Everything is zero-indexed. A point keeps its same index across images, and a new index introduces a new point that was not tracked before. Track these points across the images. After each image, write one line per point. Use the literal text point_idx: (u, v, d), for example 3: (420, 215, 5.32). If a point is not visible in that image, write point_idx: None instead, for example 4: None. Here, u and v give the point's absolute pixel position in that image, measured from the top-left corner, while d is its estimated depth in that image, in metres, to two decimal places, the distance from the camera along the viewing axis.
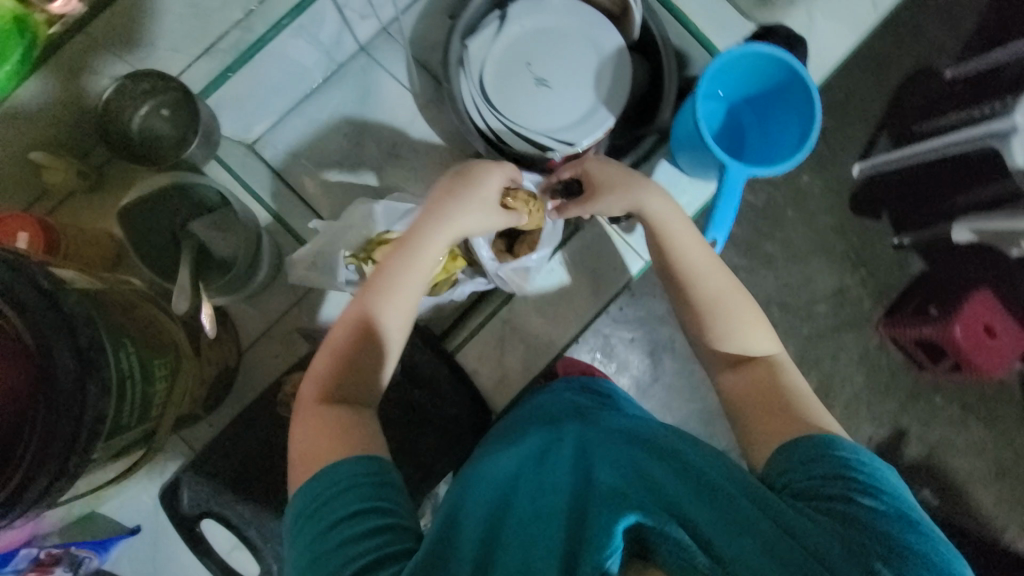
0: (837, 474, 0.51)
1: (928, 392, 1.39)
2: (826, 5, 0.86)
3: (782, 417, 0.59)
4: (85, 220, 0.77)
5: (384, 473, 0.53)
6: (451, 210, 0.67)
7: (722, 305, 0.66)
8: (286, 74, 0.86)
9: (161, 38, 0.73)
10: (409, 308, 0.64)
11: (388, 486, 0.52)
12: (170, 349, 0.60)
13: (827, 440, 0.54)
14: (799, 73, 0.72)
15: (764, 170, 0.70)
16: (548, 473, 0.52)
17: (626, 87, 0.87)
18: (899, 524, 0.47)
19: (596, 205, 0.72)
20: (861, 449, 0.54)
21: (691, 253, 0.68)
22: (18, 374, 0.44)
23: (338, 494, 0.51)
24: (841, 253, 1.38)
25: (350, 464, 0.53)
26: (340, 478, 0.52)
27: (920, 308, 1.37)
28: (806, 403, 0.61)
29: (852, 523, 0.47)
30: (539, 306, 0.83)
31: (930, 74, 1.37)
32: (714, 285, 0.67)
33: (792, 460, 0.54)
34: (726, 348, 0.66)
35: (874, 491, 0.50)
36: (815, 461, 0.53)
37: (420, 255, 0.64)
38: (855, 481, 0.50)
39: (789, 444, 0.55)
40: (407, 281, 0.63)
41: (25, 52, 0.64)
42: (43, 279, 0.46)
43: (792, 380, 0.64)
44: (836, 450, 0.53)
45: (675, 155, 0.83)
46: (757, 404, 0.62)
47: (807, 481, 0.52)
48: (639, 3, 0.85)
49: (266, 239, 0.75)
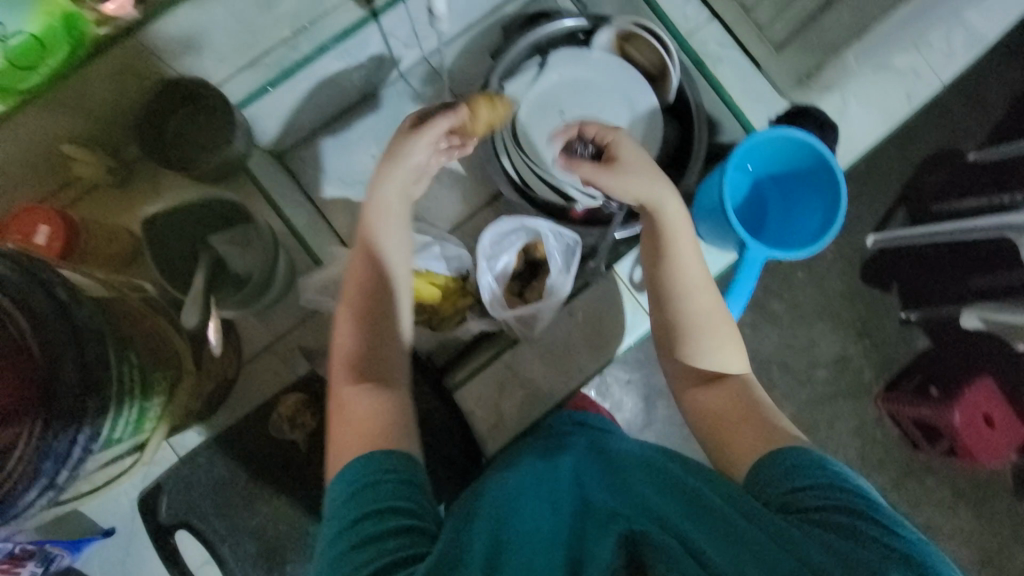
0: (812, 484, 0.52)
1: (920, 471, 1.37)
2: (859, 90, 0.87)
3: (760, 432, 0.60)
4: (110, 215, 0.78)
5: (412, 471, 0.54)
6: (400, 181, 0.68)
7: (702, 321, 0.66)
8: (324, 91, 0.88)
9: (209, 49, 0.72)
10: (406, 238, 0.69)
11: (415, 485, 0.53)
12: (173, 363, 0.60)
13: (796, 450, 0.55)
14: (828, 162, 0.72)
15: (785, 253, 0.71)
16: (549, 493, 0.52)
17: (656, 148, 0.88)
18: (878, 526, 0.48)
19: (620, 178, 0.65)
20: (828, 458, 0.55)
21: (684, 260, 0.67)
22: (22, 384, 0.44)
23: (366, 486, 0.51)
24: (846, 321, 1.38)
25: (378, 457, 0.54)
26: (370, 469, 0.53)
27: (920, 387, 1.35)
28: (768, 414, 0.62)
29: (832, 527, 0.47)
30: (542, 355, 0.81)
31: (953, 156, 1.38)
32: (701, 306, 0.66)
33: (767, 478, 0.54)
34: (705, 365, 0.66)
35: (850, 492, 0.51)
36: (790, 475, 0.53)
37: (389, 200, 0.68)
38: (830, 488, 0.51)
39: (763, 461, 0.56)
40: (394, 220, 0.68)
41: (70, 52, 0.62)
42: (58, 287, 0.47)
43: (755, 393, 0.64)
44: (807, 459, 0.54)
45: (695, 222, 0.83)
46: (734, 428, 0.61)
47: (786, 497, 0.52)
48: (676, 68, 0.87)
49: (283, 257, 0.76)
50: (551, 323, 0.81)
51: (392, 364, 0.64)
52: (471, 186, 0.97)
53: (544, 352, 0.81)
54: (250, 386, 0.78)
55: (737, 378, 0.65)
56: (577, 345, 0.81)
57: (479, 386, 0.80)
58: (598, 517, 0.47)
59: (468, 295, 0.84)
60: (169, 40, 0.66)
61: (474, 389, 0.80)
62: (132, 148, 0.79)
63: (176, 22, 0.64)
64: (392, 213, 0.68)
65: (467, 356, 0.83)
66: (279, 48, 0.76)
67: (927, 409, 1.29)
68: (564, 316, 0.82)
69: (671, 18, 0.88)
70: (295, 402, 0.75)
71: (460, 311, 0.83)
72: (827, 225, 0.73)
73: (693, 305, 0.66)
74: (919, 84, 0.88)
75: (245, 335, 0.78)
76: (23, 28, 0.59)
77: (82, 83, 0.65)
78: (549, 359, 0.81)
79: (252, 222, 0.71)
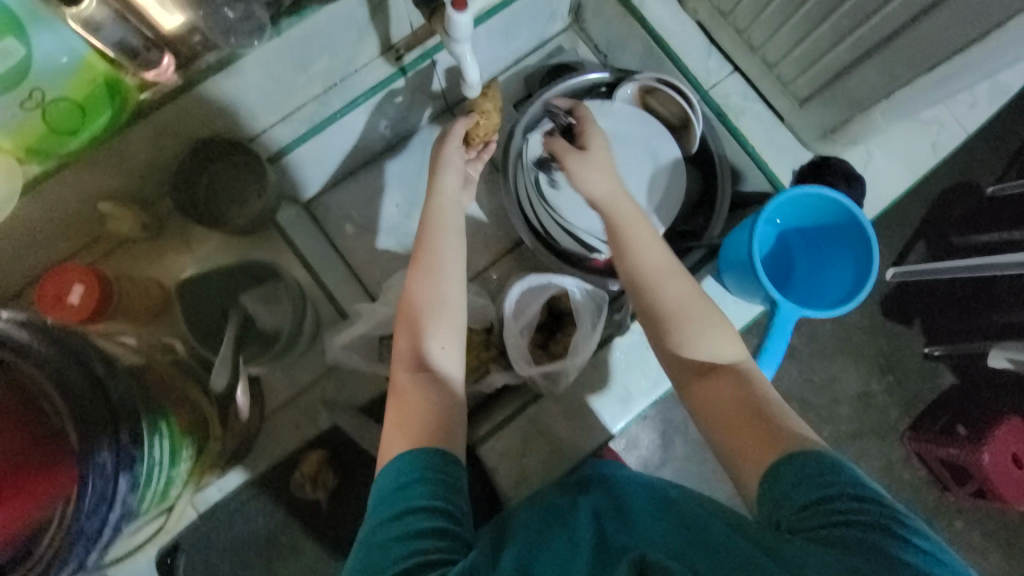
0: (823, 494, 0.47)
1: (949, 513, 1.32)
2: (885, 142, 0.87)
3: (770, 438, 0.54)
4: (140, 268, 0.79)
5: (451, 471, 0.55)
6: (450, 190, 0.75)
7: (677, 309, 0.64)
8: (350, 141, 0.89)
9: (245, 109, 0.73)
10: (457, 243, 0.72)
11: (451, 486, 0.54)
12: (200, 427, 0.60)
13: (805, 458, 0.50)
14: (858, 219, 0.71)
15: (816, 313, 0.70)
16: (564, 530, 0.53)
17: (679, 200, 0.88)
18: (897, 541, 0.42)
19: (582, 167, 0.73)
20: (840, 462, 0.49)
21: (645, 253, 0.68)
22: (55, 469, 0.44)
23: (404, 485, 0.53)
24: (868, 356, 1.35)
25: (418, 455, 0.55)
26: (409, 468, 0.54)
27: (947, 427, 1.29)
28: (778, 414, 0.55)
29: (847, 545, 0.42)
30: (567, 410, 0.79)
31: (973, 189, 1.36)
32: (673, 294, 0.65)
33: (775, 492, 0.49)
34: (692, 352, 0.63)
35: (865, 501, 0.45)
36: (800, 487, 0.48)
37: (438, 208, 0.73)
38: (843, 499, 0.46)
39: (771, 473, 0.51)
40: (446, 226, 0.72)
41: (112, 116, 0.62)
42: (97, 363, 0.47)
43: (760, 388, 0.58)
44: (817, 465, 0.49)
45: (720, 274, 0.82)
46: (738, 428, 0.56)
47: (797, 513, 0.47)
48: (700, 119, 0.87)
49: (310, 309, 0.77)
50: (574, 379, 0.79)
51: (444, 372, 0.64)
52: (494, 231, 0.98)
53: (570, 407, 0.79)
54: (269, 443, 0.75)
55: (729, 365, 0.61)
56: (603, 399, 0.80)
57: (503, 441, 0.78)
58: (615, 555, 0.47)
59: (492, 347, 0.83)
60: (209, 101, 0.68)
61: (498, 445, 0.78)
62: (166, 202, 0.79)
63: (217, 86, 0.66)
64: (444, 237, 0.71)
65: (490, 410, 0.81)
66: (311, 103, 0.79)
67: (955, 449, 1.24)
68: (588, 369, 0.80)
69: (693, 72, 0.89)
70: (317, 462, 0.75)
71: (483, 364, 0.82)
72: (859, 282, 0.72)
73: (666, 295, 0.65)
74: (944, 135, 0.88)
75: (267, 388, 0.77)
76: (63, 94, 0.59)
77: (122, 145, 0.66)
78: (574, 414, 0.79)
79: (281, 279, 0.74)
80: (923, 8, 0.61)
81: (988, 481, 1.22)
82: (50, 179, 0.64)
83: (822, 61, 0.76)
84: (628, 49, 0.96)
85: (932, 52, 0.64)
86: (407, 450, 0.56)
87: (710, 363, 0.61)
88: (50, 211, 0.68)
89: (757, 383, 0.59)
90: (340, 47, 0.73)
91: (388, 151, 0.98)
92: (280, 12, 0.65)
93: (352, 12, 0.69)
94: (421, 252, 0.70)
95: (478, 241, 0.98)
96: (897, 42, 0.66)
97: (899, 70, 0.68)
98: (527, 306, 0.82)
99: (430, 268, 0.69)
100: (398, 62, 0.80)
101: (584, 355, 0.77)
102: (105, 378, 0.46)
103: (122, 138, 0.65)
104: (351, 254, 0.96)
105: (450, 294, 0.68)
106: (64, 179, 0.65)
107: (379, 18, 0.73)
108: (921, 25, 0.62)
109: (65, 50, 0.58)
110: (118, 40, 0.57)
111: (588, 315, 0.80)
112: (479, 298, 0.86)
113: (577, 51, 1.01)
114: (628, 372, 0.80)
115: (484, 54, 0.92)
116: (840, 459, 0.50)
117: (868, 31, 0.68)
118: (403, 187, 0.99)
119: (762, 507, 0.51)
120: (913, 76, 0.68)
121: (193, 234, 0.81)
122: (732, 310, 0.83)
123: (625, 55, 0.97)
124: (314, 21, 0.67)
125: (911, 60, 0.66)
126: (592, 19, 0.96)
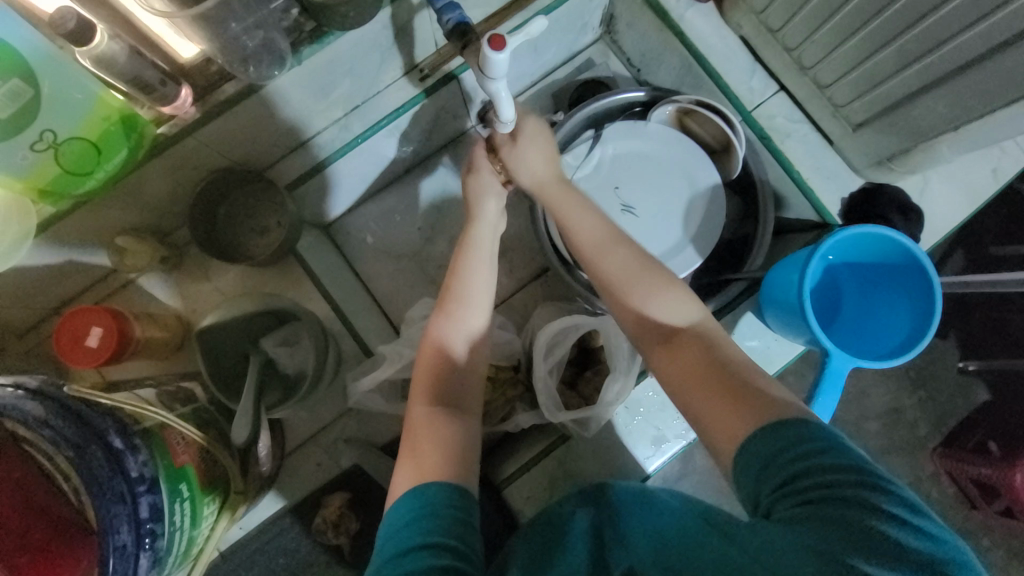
0: (792, 469, 0.43)
1: (976, 533, 1.25)
2: (943, 169, 0.80)
3: (736, 408, 0.50)
4: (162, 302, 0.78)
5: (465, 507, 0.51)
6: (488, 223, 0.70)
7: (621, 281, 0.63)
8: (372, 165, 0.85)
9: (263, 137, 0.69)
10: (488, 275, 0.67)
11: (463, 522, 0.49)
12: (220, 482, 0.58)
13: (770, 430, 0.46)
14: (920, 262, 0.66)
15: (870, 363, 0.65)
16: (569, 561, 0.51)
17: (718, 229, 0.83)
18: (876, 513, 0.39)
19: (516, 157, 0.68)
20: (814, 426, 0.45)
21: (576, 222, 0.66)
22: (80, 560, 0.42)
23: (412, 519, 0.48)
24: (899, 371, 1.26)
25: (429, 488, 0.51)
26: (418, 502, 0.50)
27: (979, 445, 1.22)
28: (746, 370, 0.53)
29: (820, 525, 0.39)
30: (597, 451, 0.76)
31: (1015, 197, 1.22)
32: (615, 263, 0.64)
33: (747, 473, 0.46)
34: (643, 317, 0.61)
35: (840, 471, 0.42)
36: (772, 465, 0.44)
37: (475, 238, 0.69)
38: (815, 472, 0.42)
39: (740, 451, 0.47)
40: (477, 258, 0.67)
41: (128, 152, 0.59)
42: (114, 434, 0.44)
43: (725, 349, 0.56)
44: (790, 437, 0.45)
45: (761, 309, 0.77)
46: (703, 391, 0.53)
47: (772, 494, 0.44)
48: (743, 142, 0.81)
49: (334, 345, 0.75)
50: (607, 421, 0.75)
51: (466, 406, 0.61)
52: (520, 258, 0.95)
53: (599, 449, 0.76)
54: (292, 479, 0.74)
55: (686, 328, 0.59)
56: (634, 440, 0.76)
57: (530, 483, 0.75)
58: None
59: (519, 384, 0.79)
60: (224, 133, 0.64)
61: (524, 487, 0.75)
62: (184, 232, 0.78)
63: (235, 118, 0.63)
64: (475, 269, 0.67)
65: (516, 449, 0.78)
66: (329, 129, 0.74)
67: (987, 469, 1.16)
68: (622, 411, 0.76)
69: (735, 92, 0.84)
70: (340, 507, 0.76)
71: (509, 402, 0.78)
72: (919, 330, 0.66)
73: (607, 269, 0.64)
74: (1008, 160, 0.81)
75: (288, 427, 0.75)
76: (77, 134, 0.54)
77: (137, 182, 0.64)
78: (602, 455, 0.75)
79: (301, 318, 0.71)
80: (1003, 41, 0.55)
81: (1020, 500, 1.15)
82: (66, 218, 0.62)
83: (883, 86, 0.71)
84: (664, 64, 0.89)
85: (1010, 87, 0.58)
86: (411, 487, 0.52)
87: (667, 327, 0.59)
88: (65, 251, 0.67)
89: (720, 343, 0.57)
90: (363, 72, 0.69)
91: (409, 170, 0.94)
92: (300, 39, 0.61)
93: (376, 37, 0.64)
94: (451, 285, 0.66)
95: (502, 266, 0.94)
96: (969, 74, 0.60)
97: (969, 102, 0.63)
98: (557, 346, 0.77)
99: (456, 304, 0.65)
100: (421, 82, 0.75)
101: (621, 401, 0.73)
102: (123, 451, 0.44)
103: (136, 174, 0.62)
104: (372, 278, 0.93)
105: (475, 327, 0.65)
106: (77, 217, 0.63)
107: (403, 41, 0.68)
108: (999, 58, 0.56)
109: (74, 88, 0.52)
110: (133, 75, 0.52)
111: (622, 356, 0.74)
112: (506, 331, 0.83)
113: (608, 65, 0.96)
114: (662, 412, 0.76)
115: (512, 72, 0.87)
116: (813, 421, 0.46)
117: (937, 60, 0.62)
118: (425, 209, 0.95)
119: (740, 486, 0.47)
120: (987, 110, 0.62)
121: (212, 265, 0.80)
122: (775, 347, 0.79)
123: (660, 69, 0.91)
124: (334, 48, 0.62)
125: (985, 93, 0.61)
126: (624, 31, 0.91)
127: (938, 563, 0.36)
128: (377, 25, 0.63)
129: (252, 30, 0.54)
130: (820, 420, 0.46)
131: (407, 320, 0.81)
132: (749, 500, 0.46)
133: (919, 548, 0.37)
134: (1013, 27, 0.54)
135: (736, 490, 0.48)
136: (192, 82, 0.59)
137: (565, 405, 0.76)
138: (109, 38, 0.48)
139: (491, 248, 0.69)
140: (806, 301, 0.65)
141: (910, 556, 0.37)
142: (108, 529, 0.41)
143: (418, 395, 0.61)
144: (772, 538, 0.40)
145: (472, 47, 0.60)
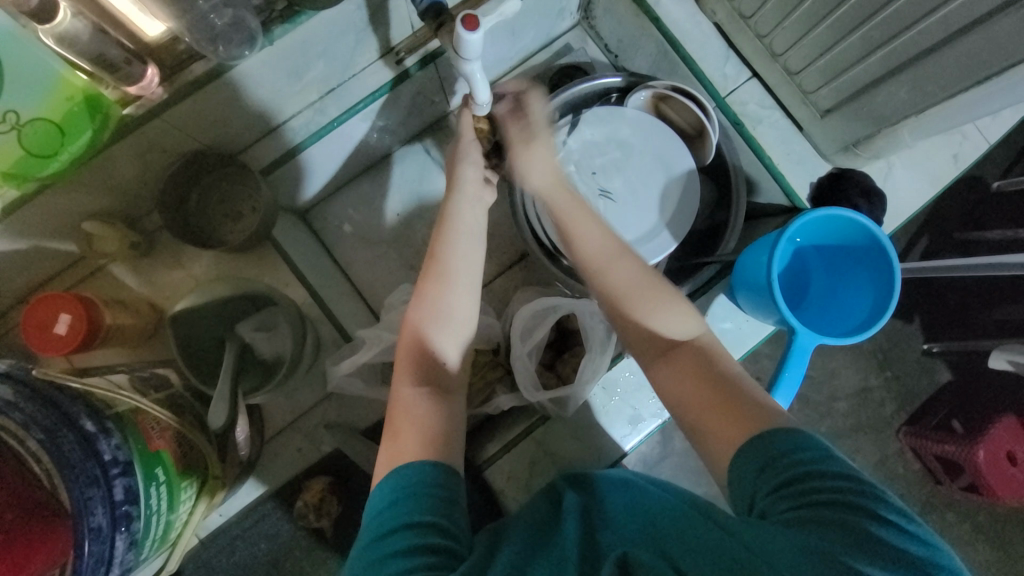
0: (791, 474, 0.45)
1: (940, 506, 1.30)
2: (905, 154, 0.83)
3: (731, 419, 0.52)
4: (134, 288, 0.77)
5: (453, 487, 0.52)
6: (462, 203, 0.69)
7: (632, 310, 0.63)
8: (344, 149, 0.84)
9: (236, 118, 0.67)
10: (467, 266, 0.66)
11: (453, 504, 0.50)
12: (197, 468, 0.58)
13: (765, 439, 0.48)
14: (881, 243, 0.69)
15: (833, 340, 0.67)
16: (556, 526, 0.52)
17: (693, 213, 0.84)
18: (871, 517, 0.41)
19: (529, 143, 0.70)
20: (809, 439, 0.47)
21: (583, 241, 0.67)
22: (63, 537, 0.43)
23: (396, 502, 0.49)
24: (867, 352, 1.31)
25: (422, 465, 0.52)
26: (412, 481, 0.50)
27: (942, 423, 1.28)
28: (743, 387, 0.54)
29: (817, 525, 0.40)
30: (575, 431, 0.76)
31: (976, 183, 1.27)
32: (622, 275, 0.64)
33: (744, 476, 0.48)
34: (649, 333, 0.61)
35: (834, 477, 0.44)
36: (769, 468, 0.46)
37: (453, 225, 0.67)
38: (813, 477, 0.44)
39: (738, 455, 0.49)
40: (450, 245, 0.66)
41: (93, 134, 0.56)
42: (87, 419, 0.45)
43: (718, 363, 0.57)
44: (786, 445, 0.47)
45: (733, 291, 0.78)
46: (700, 406, 0.54)
47: (767, 495, 0.45)
48: (717, 129, 0.82)
49: (313, 330, 0.76)
50: (585, 402, 0.77)
51: (448, 392, 0.61)
52: (499, 243, 0.96)
53: (578, 429, 0.77)
54: (271, 465, 0.74)
55: (688, 342, 0.60)
56: (611, 420, 0.77)
57: (510, 463, 0.76)
58: (601, 553, 0.46)
59: (499, 367, 0.81)
60: (192, 114, 0.62)
61: (506, 468, 0.75)
62: (153, 218, 0.77)
63: (205, 100, 0.61)
64: (454, 253, 0.65)
65: (496, 430, 0.79)
66: (305, 112, 0.73)
67: (951, 446, 1.22)
68: (599, 391, 0.77)
69: (709, 78, 0.86)
70: (321, 490, 0.79)
71: (489, 385, 0.79)
72: (880, 307, 0.69)
73: (615, 278, 0.64)
74: (966, 146, 0.84)
75: (267, 413, 0.75)
76: (39, 117, 0.51)
77: (106, 162, 0.62)
78: (580, 435, 0.76)
79: (277, 304, 0.72)
80: (960, 29, 0.58)
81: (980, 476, 1.22)
82: (31, 200, 0.59)
83: (848, 74, 0.74)
84: (640, 51, 0.91)
85: (968, 72, 0.61)
86: (388, 470, 0.53)
87: (670, 342, 0.60)
88: (31, 238, 0.66)
89: (718, 359, 0.58)
90: (337, 52, 0.67)
91: (385, 155, 0.94)
92: (271, 18, 0.59)
93: (351, 17, 0.63)
94: (429, 267, 0.65)
95: (482, 252, 0.95)
96: (927, 62, 0.63)
97: (930, 87, 0.65)
98: (535, 328, 0.79)
99: (441, 300, 0.63)
100: (398, 65, 0.74)
101: (596, 379, 0.75)
102: (97, 435, 0.45)
103: (102, 155, 0.60)
104: (351, 265, 0.93)
105: (460, 321, 0.64)
106: (41, 202, 0.61)
107: (379, 24, 0.67)
108: (959, 43, 0.59)
109: (34, 65, 0.49)
110: (96, 54, 0.50)
111: (596, 338, 0.76)
112: (485, 316, 0.84)
113: (586, 50, 0.96)
114: (640, 393, 0.77)
115: (489, 57, 0.87)
116: (807, 433, 0.48)
117: (901, 45, 0.64)
118: (404, 195, 0.95)
119: (735, 488, 0.49)
120: (946, 96, 0.65)
121: (183, 250, 0.79)
122: (747, 328, 0.81)
123: (637, 55, 0.92)
124: (308, 28, 0.60)
125: (945, 80, 0.63)
126: (601, 17, 0.91)
127: (926, 565, 0.38)
128: (351, 6, 0.61)
129: (219, 7, 0.52)
130: (807, 430, 0.48)
131: (386, 305, 0.81)
132: (744, 502, 0.47)
133: (910, 550, 0.39)
134: (972, 14, 0.56)
135: (731, 491, 0.50)
136: (159, 61, 0.57)
137: (543, 385, 0.78)
138: (72, 15, 0.47)
139: (462, 235, 0.67)
140: (773, 282, 0.67)
141: (904, 557, 0.39)
142: (83, 511, 0.42)
143: (398, 379, 0.61)
144: (767, 535, 0.41)
145: (446, 27, 0.61)
